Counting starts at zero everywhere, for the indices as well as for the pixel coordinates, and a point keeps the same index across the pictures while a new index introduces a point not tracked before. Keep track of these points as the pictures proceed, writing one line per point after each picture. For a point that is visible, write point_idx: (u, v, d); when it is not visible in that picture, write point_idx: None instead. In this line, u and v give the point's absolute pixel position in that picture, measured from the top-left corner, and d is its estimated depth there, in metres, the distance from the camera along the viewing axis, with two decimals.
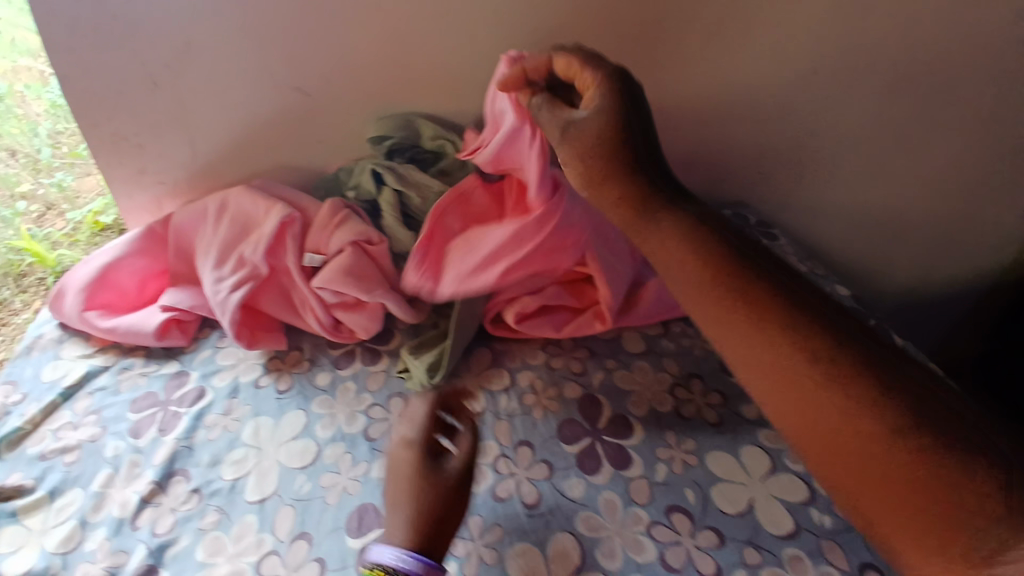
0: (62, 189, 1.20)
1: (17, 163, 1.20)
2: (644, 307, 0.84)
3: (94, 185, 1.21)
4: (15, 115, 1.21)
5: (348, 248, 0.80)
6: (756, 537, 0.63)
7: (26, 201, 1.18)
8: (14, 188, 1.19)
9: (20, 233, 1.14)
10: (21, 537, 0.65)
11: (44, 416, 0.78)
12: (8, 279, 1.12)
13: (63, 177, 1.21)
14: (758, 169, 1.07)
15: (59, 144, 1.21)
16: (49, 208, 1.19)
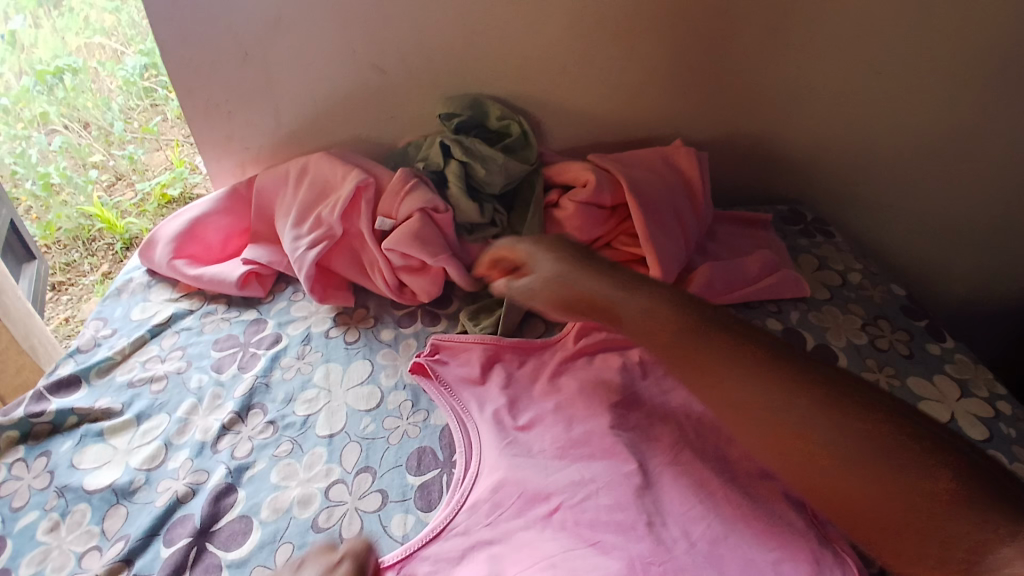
0: (133, 162, 1.30)
1: (89, 134, 1.31)
2: (691, 291, 0.88)
3: (161, 160, 1.32)
4: (89, 89, 1.32)
5: (416, 214, 0.84)
6: None
7: (97, 171, 1.29)
8: (87, 157, 1.29)
9: (92, 200, 1.24)
10: (106, 454, 0.74)
11: (134, 348, 0.87)
12: (79, 243, 1.23)
13: (133, 150, 1.32)
14: (817, 170, 1.08)
15: (131, 120, 1.34)
16: (119, 178, 1.30)
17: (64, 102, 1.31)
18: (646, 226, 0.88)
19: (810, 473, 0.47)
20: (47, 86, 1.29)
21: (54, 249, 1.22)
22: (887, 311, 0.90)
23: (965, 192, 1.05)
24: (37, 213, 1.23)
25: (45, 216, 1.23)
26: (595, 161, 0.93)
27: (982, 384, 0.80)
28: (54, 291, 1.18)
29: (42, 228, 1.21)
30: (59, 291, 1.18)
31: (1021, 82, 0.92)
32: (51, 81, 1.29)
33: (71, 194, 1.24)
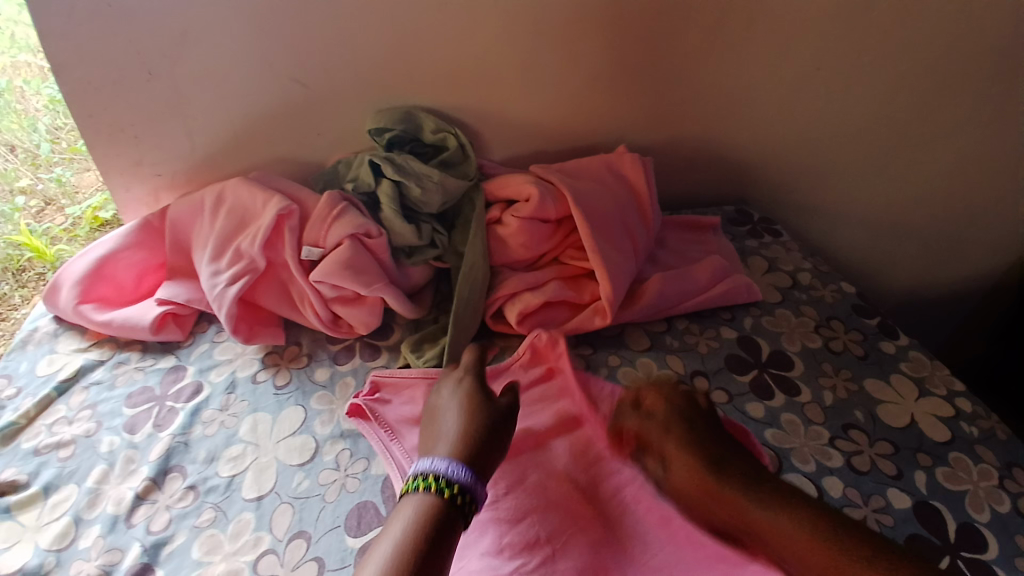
0: (61, 184, 1.13)
1: (14, 158, 1.12)
2: (644, 305, 0.84)
3: (93, 181, 1.15)
4: (15, 111, 1.12)
5: (346, 242, 0.77)
6: None
7: (24, 197, 1.12)
8: (13, 182, 1.11)
9: (19, 228, 1.07)
10: (15, 533, 0.64)
11: (39, 410, 0.77)
12: (6, 275, 1.06)
13: (62, 172, 1.14)
14: (762, 169, 1.07)
15: (58, 140, 1.14)
16: (48, 203, 1.12)
17: None
18: (593, 239, 0.84)
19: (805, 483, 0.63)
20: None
21: None
22: (839, 312, 0.89)
23: (903, 184, 1.07)
24: None
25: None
26: (538, 172, 0.89)
27: (937, 382, 0.79)
28: None
29: None
30: None
31: (951, 77, 0.93)
32: None
33: None
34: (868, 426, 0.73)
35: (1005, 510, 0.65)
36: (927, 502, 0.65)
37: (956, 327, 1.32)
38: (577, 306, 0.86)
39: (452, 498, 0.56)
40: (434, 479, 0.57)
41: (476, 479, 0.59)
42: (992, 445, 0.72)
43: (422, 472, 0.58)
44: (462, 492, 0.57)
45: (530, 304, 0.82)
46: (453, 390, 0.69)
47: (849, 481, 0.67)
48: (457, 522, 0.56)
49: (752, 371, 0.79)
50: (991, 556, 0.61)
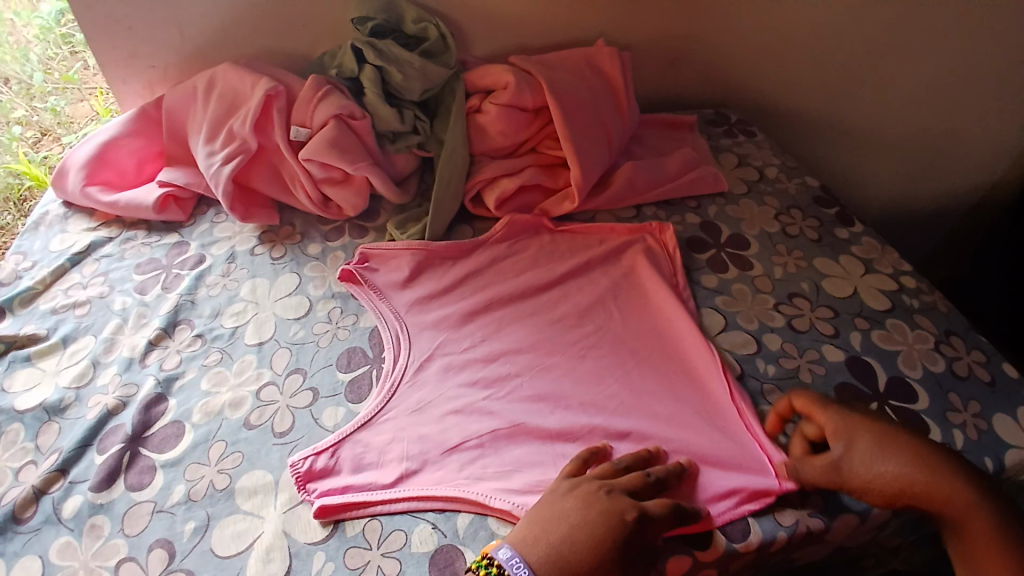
0: (57, 115, 1.19)
1: (9, 89, 1.17)
2: (615, 191, 0.90)
3: (87, 111, 1.21)
4: (5, 42, 1.17)
5: (331, 122, 0.82)
6: (746, 370, 0.71)
7: (21, 127, 1.17)
8: (8, 113, 1.16)
9: (18, 157, 1.14)
10: (35, 377, 0.71)
11: (54, 278, 0.83)
12: (8, 204, 1.12)
13: (56, 102, 1.20)
14: (740, 70, 1.10)
15: (51, 70, 1.20)
16: (45, 134, 1.18)
17: None
18: (568, 128, 0.88)
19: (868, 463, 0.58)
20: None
21: None
22: (801, 202, 0.95)
23: (880, 88, 1.11)
24: None
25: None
26: (517, 63, 0.92)
27: (885, 264, 0.85)
28: None
29: None
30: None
31: None
32: None
33: None
34: (812, 295, 0.80)
35: (938, 369, 0.73)
36: (860, 357, 0.73)
37: (932, 236, 1.36)
38: (550, 192, 0.91)
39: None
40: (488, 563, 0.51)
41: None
42: (931, 315, 0.79)
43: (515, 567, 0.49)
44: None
45: (507, 189, 0.88)
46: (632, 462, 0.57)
47: (787, 337, 0.75)
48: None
49: (711, 250, 0.86)
50: (919, 407, 0.69)
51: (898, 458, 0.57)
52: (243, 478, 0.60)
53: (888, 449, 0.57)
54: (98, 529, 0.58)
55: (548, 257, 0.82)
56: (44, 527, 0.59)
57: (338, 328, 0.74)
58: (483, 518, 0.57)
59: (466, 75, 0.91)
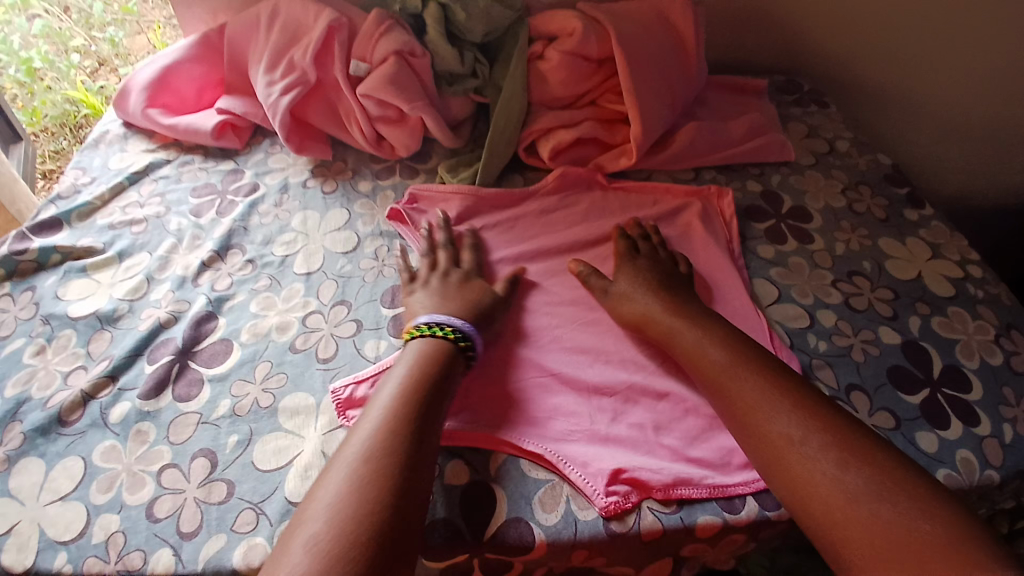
0: (115, 46, 1.24)
1: (70, 19, 1.25)
2: (674, 151, 0.87)
3: (144, 45, 1.25)
4: None
5: (391, 58, 0.81)
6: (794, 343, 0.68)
7: (80, 56, 1.24)
8: (68, 41, 1.24)
9: (76, 85, 1.21)
10: (90, 288, 0.74)
11: (113, 195, 0.85)
12: (66, 130, 1.23)
13: (115, 33, 1.25)
14: (818, 34, 1.03)
15: (112, 2, 1.25)
16: (102, 64, 1.25)
17: None
18: (632, 82, 0.85)
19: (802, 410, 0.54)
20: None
21: (41, 136, 1.22)
22: (870, 179, 0.89)
23: (972, 63, 1.02)
24: (22, 100, 1.21)
25: (30, 102, 1.21)
26: (585, 10, 0.88)
27: (952, 250, 0.80)
28: (45, 179, 1.19)
29: (27, 113, 1.20)
30: (51, 179, 1.20)
31: None
32: None
33: (54, 79, 1.21)
34: (872, 274, 0.76)
35: (996, 362, 0.69)
36: (916, 342, 0.70)
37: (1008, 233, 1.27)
38: (607, 148, 0.89)
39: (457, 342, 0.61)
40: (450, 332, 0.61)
41: (475, 329, 0.62)
42: (996, 307, 0.74)
43: (434, 322, 0.62)
44: (465, 338, 0.61)
45: (562, 140, 0.86)
46: (422, 293, 0.68)
47: (843, 315, 0.71)
48: (460, 365, 0.60)
49: (770, 220, 0.82)
50: (973, 397, 0.65)
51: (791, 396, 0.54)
52: (286, 398, 0.62)
53: (744, 368, 0.57)
54: (144, 435, 0.60)
55: (599, 212, 0.80)
56: (89, 430, 0.61)
57: (383, 266, 0.74)
58: (515, 458, 0.57)
59: (530, 20, 0.88)
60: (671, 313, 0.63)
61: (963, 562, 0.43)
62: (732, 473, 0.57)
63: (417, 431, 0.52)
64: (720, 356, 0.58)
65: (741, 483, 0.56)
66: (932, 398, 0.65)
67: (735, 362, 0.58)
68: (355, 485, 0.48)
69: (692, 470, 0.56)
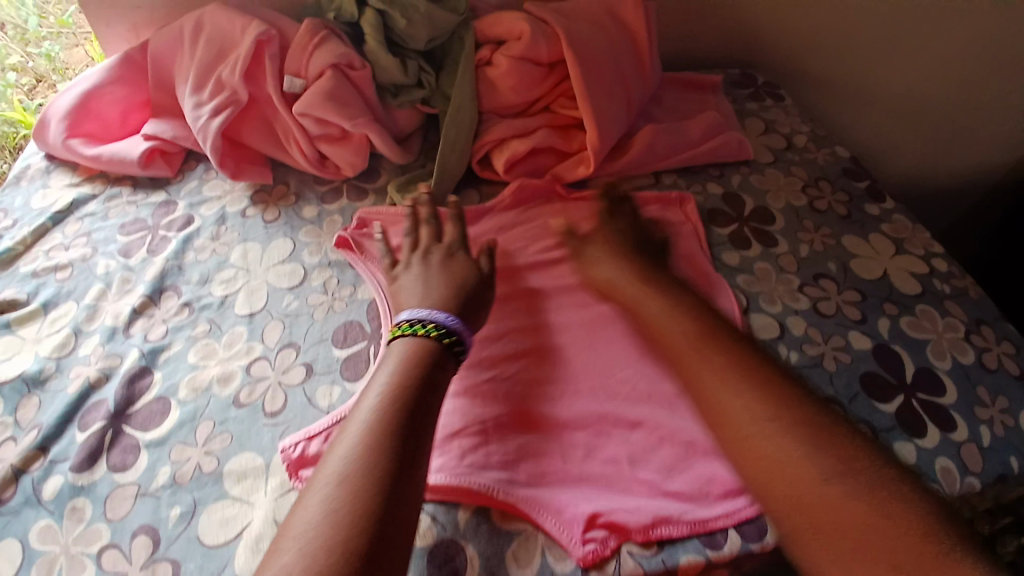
0: (51, 61, 1.11)
1: (1, 33, 1.09)
2: (633, 156, 0.84)
3: (84, 58, 1.15)
4: None
5: (328, 72, 0.76)
6: (766, 356, 0.66)
7: (15, 74, 1.09)
8: (1, 58, 1.07)
9: (13, 104, 1.05)
10: (14, 346, 0.67)
11: (35, 238, 0.78)
12: (4, 152, 1.06)
13: (50, 47, 1.12)
14: (772, 25, 1.01)
15: (46, 13, 1.11)
16: (40, 80, 1.10)
17: None
18: (585, 85, 0.81)
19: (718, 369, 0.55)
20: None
21: None
22: (830, 174, 0.88)
23: (922, 48, 1.01)
24: None
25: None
26: (533, 10, 0.84)
27: (916, 244, 0.80)
28: None
29: None
30: None
31: None
32: None
33: None
34: (839, 276, 0.75)
35: (967, 360, 0.68)
36: (886, 346, 0.69)
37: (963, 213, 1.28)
38: (564, 156, 0.85)
39: (443, 339, 0.57)
40: (432, 326, 0.58)
41: (465, 327, 0.60)
42: (962, 302, 0.74)
43: (417, 319, 0.59)
44: (456, 338, 0.58)
45: (517, 151, 0.81)
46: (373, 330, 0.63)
47: (811, 321, 0.70)
48: (449, 362, 0.57)
49: (733, 224, 0.80)
50: (947, 400, 0.65)
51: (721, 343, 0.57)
52: (232, 459, 0.57)
53: (684, 327, 0.60)
54: (80, 512, 0.55)
55: (561, 225, 0.76)
56: (24, 508, 0.56)
57: (331, 300, 0.69)
58: (485, 510, 0.54)
59: (474, 23, 0.83)
60: (638, 282, 0.66)
61: (874, 502, 0.45)
62: (710, 504, 0.54)
63: (416, 386, 0.53)
64: (674, 319, 0.61)
65: (722, 514, 0.53)
66: (907, 405, 0.64)
67: (668, 322, 0.61)
68: (362, 445, 0.47)
69: (670, 507, 0.54)
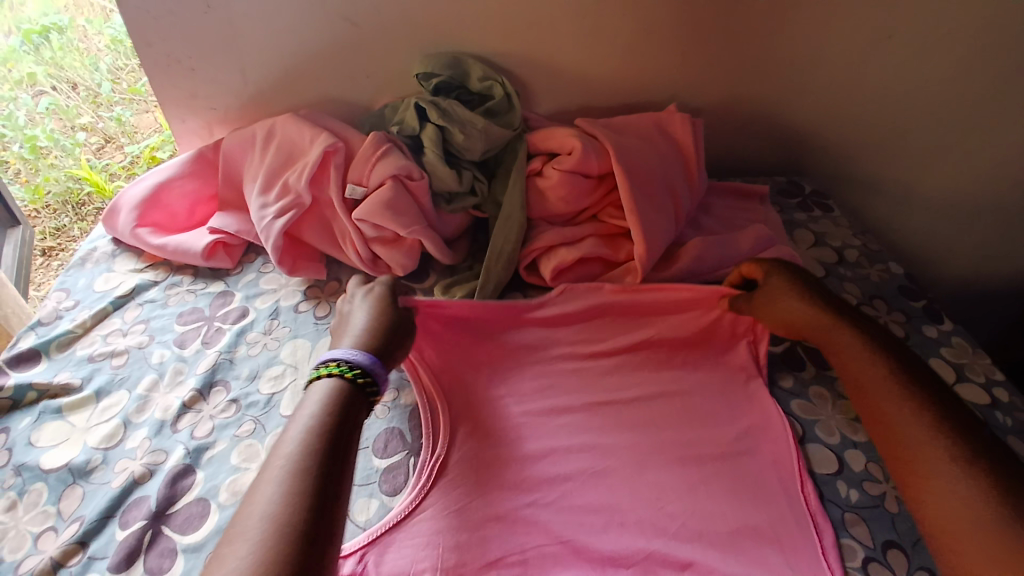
0: (121, 124, 1.38)
1: (77, 96, 1.39)
2: (680, 267, 0.84)
3: (149, 122, 1.41)
4: (76, 48, 1.41)
5: (388, 181, 0.80)
6: (823, 491, 0.63)
7: (86, 133, 1.37)
8: (74, 119, 1.37)
9: (79, 163, 1.31)
10: (64, 432, 0.69)
11: (95, 322, 0.81)
12: (67, 207, 1.29)
13: (121, 111, 1.41)
14: (814, 137, 1.04)
15: (118, 80, 1.43)
16: (108, 141, 1.37)
17: (50, 62, 1.38)
18: (633, 198, 0.83)
19: (876, 414, 0.61)
20: (34, 45, 1.37)
21: (42, 213, 1.28)
22: (885, 291, 0.86)
23: (969, 167, 1.02)
24: (25, 175, 1.29)
25: (33, 179, 1.29)
26: (583, 127, 0.88)
27: (977, 370, 0.76)
28: (43, 256, 1.24)
29: (31, 191, 1.27)
30: (50, 256, 1.25)
31: None
32: (37, 40, 1.37)
33: (58, 156, 1.31)
34: None
35: None
36: None
37: None
38: (610, 264, 0.86)
39: (357, 380, 0.58)
40: (339, 365, 0.59)
41: (376, 363, 0.61)
42: None
43: (331, 361, 0.60)
44: (363, 372, 0.59)
45: (565, 259, 0.82)
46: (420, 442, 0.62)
47: (872, 456, 0.65)
48: (360, 403, 0.58)
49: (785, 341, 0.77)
50: None
51: (895, 384, 0.61)
52: None
53: (902, 410, 0.59)
54: None
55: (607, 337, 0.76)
56: None
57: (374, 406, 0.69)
58: None
59: (528, 137, 0.88)
60: (858, 340, 0.65)
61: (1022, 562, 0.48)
62: None
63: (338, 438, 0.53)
64: (886, 387, 0.61)
65: None
66: None
67: (895, 407, 0.60)
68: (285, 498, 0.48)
69: None
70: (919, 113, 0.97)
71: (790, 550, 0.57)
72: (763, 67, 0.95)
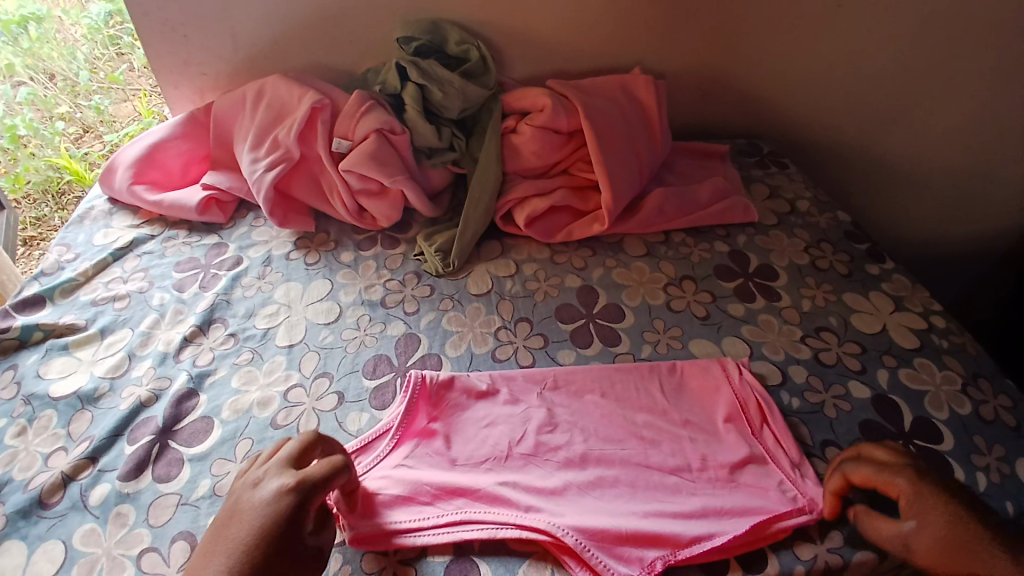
0: (100, 113, 1.41)
1: (55, 86, 1.39)
2: (644, 215, 0.91)
3: (129, 111, 1.44)
4: (54, 39, 1.38)
5: (372, 136, 0.85)
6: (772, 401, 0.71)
7: (65, 123, 1.38)
8: (53, 109, 1.37)
9: (59, 151, 1.33)
10: (71, 366, 0.74)
11: (96, 271, 0.86)
12: (47, 196, 1.33)
13: (100, 100, 1.42)
14: (773, 103, 1.11)
15: (98, 71, 1.43)
16: (87, 130, 1.40)
17: (28, 52, 1.34)
18: (601, 152, 0.89)
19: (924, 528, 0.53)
20: (12, 36, 1.32)
21: (22, 202, 1.32)
22: (832, 236, 0.94)
23: (915, 129, 1.10)
24: (4, 165, 1.30)
25: (13, 169, 1.31)
26: (554, 87, 0.94)
27: (915, 302, 0.84)
28: (26, 246, 1.28)
29: (10, 180, 1.29)
30: (32, 245, 1.28)
31: (970, 25, 0.96)
32: (15, 31, 1.32)
33: (38, 145, 1.33)
34: (840, 330, 0.79)
35: (965, 412, 0.71)
36: (886, 396, 0.72)
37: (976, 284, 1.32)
38: (580, 214, 0.93)
39: None
40: None
41: None
42: (960, 356, 0.77)
43: None
44: None
45: (538, 208, 0.89)
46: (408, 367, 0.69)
47: (814, 370, 0.74)
48: None
49: (738, 279, 0.86)
50: (945, 448, 0.67)
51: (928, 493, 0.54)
52: None
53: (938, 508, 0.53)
54: (123, 517, 0.59)
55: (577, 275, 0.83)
56: (69, 512, 0.60)
57: (363, 337, 0.75)
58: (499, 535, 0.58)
59: (503, 96, 0.94)
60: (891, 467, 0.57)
61: None
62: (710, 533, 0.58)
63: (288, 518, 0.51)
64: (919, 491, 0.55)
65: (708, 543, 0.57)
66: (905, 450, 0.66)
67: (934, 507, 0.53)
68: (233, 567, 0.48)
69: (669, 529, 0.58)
70: (868, 78, 1.04)
71: (732, 449, 0.65)
72: (723, 34, 1.02)
